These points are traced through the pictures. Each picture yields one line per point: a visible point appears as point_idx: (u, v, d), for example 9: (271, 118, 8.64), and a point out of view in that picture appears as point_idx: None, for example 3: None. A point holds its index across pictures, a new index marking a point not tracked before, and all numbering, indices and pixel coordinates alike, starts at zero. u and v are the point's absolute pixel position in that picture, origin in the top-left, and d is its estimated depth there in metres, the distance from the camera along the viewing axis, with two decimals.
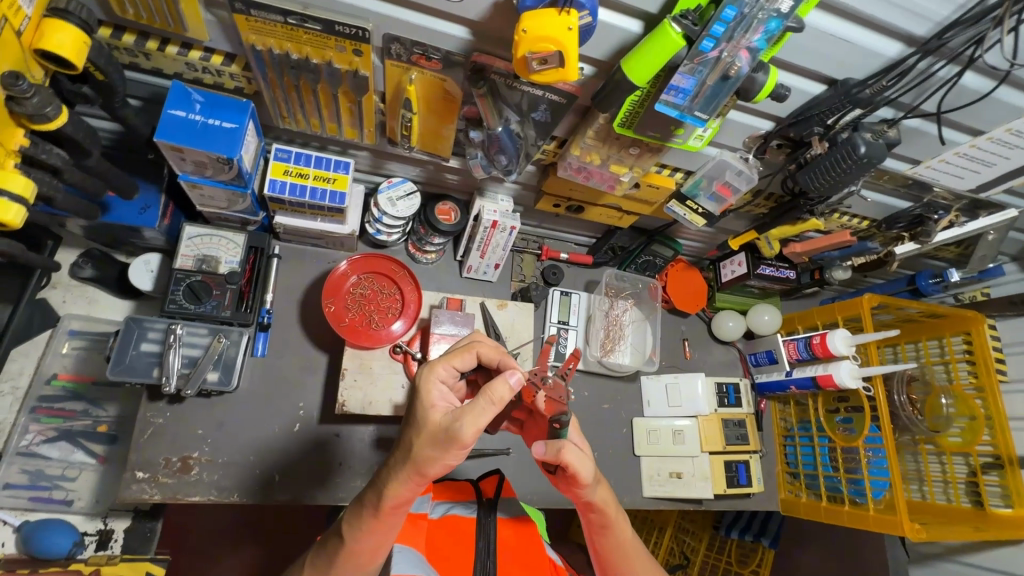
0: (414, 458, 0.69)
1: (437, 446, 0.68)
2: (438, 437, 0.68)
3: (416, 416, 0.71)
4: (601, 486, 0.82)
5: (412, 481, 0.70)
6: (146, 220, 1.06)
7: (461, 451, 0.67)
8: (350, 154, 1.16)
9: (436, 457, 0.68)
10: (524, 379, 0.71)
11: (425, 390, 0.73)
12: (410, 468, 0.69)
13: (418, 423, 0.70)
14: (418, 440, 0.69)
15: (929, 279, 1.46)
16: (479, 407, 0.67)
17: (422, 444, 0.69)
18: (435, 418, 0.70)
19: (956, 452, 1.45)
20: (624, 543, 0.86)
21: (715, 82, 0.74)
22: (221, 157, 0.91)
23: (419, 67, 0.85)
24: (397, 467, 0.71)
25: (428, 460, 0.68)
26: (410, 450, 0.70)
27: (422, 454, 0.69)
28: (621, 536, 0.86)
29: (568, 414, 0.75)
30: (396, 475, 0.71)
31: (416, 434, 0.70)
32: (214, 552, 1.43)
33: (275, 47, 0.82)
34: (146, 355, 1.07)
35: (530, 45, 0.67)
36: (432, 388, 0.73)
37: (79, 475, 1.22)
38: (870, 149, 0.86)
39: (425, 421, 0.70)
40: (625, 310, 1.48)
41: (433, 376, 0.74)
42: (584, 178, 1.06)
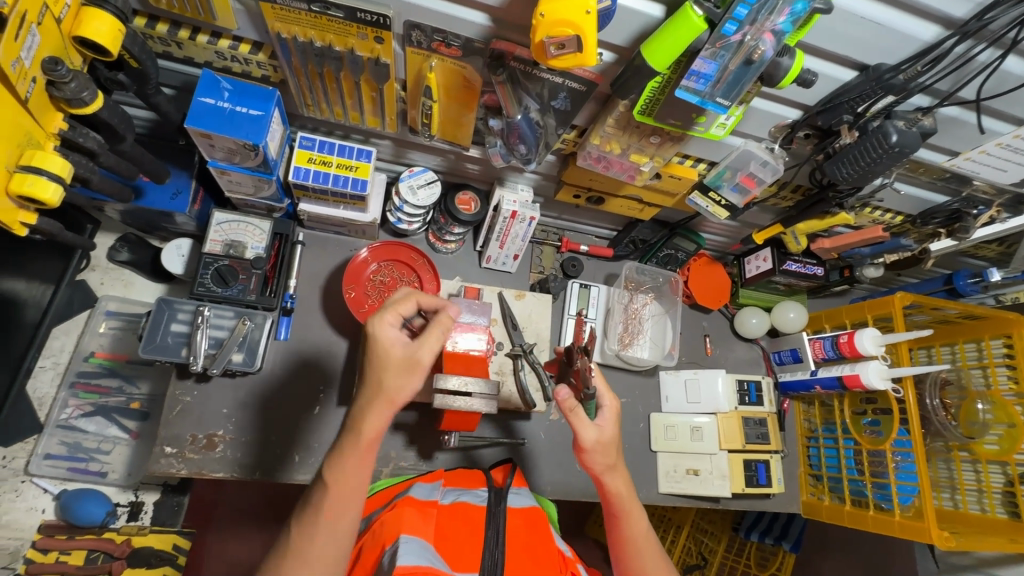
0: (385, 389, 0.76)
1: (404, 373, 0.77)
2: (402, 367, 0.76)
3: (378, 352, 0.77)
4: (616, 472, 0.88)
5: (383, 410, 0.76)
6: (177, 205, 1.10)
7: (422, 375, 0.76)
8: (373, 143, 1.18)
9: (404, 384, 0.76)
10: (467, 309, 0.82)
11: (380, 332, 0.77)
12: (382, 398, 0.76)
13: (379, 360, 0.77)
14: (381, 373, 0.76)
15: (966, 279, 1.40)
16: (432, 334, 0.78)
17: (389, 376, 0.76)
18: (396, 353, 0.77)
19: (991, 461, 1.40)
20: (635, 536, 0.89)
21: (739, 66, 0.72)
22: (247, 143, 0.93)
23: (439, 54, 0.85)
24: (365, 404, 0.77)
25: (394, 387, 0.76)
26: (378, 383, 0.76)
27: (391, 383, 0.76)
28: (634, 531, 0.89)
29: (592, 389, 0.88)
30: (370, 406, 0.76)
31: (378, 367, 0.77)
32: (234, 528, 1.48)
33: (300, 35, 0.84)
34: (175, 335, 1.11)
35: (547, 30, 0.67)
36: (387, 327, 0.78)
37: (113, 449, 1.27)
38: (903, 138, 0.83)
39: (384, 355, 0.77)
40: (645, 304, 1.47)
41: (386, 321, 0.78)
42: (603, 168, 1.04)
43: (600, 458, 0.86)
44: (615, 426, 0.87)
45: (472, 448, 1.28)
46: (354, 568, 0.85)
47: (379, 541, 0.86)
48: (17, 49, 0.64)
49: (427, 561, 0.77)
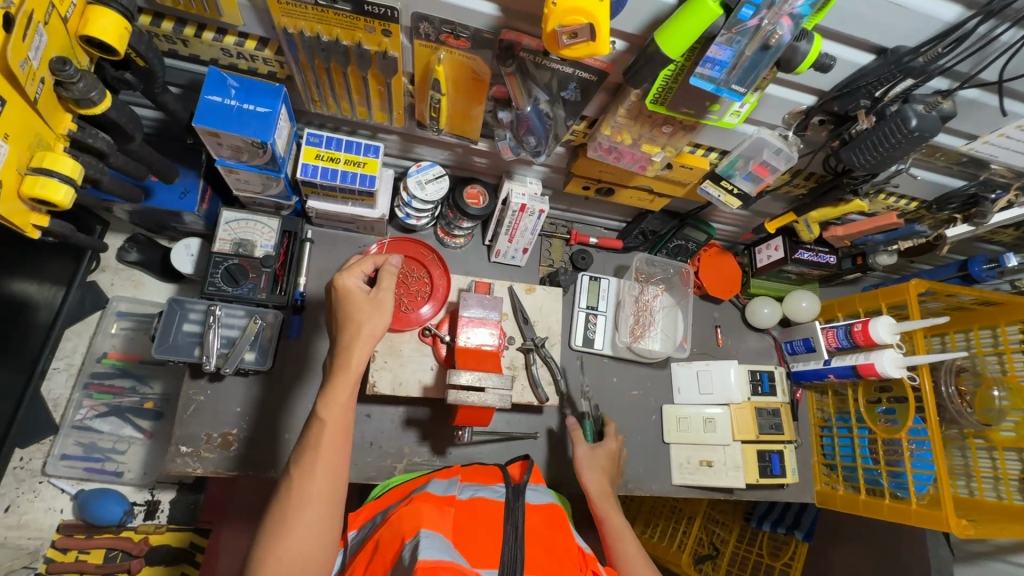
0: (363, 328, 0.84)
1: (378, 312, 0.86)
2: (376, 306, 0.87)
3: (349, 299, 0.87)
4: (597, 481, 1.17)
5: (365, 346, 0.84)
6: (186, 205, 1.10)
7: (387, 312, 0.86)
8: (380, 138, 1.17)
9: (379, 321, 0.86)
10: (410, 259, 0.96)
11: (350, 283, 0.88)
12: (362, 336, 0.84)
13: (354, 305, 0.86)
14: (354, 316, 0.85)
15: (982, 265, 1.39)
16: (388, 278, 0.91)
17: (367, 316, 0.85)
18: (368, 295, 0.87)
19: (1007, 448, 1.40)
20: (619, 533, 1.09)
21: (755, 52, 0.70)
22: (255, 141, 0.93)
23: (447, 46, 0.84)
24: (346, 345, 0.84)
25: (367, 325, 0.85)
26: (356, 326, 0.84)
27: (369, 321, 0.85)
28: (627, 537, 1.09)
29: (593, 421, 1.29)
30: (353, 344, 0.83)
31: (348, 313, 0.86)
32: None
33: (306, 30, 0.83)
34: (187, 335, 1.11)
35: (560, 19, 0.66)
36: (350, 276, 0.89)
37: (128, 449, 1.28)
38: (922, 122, 0.80)
39: (352, 302, 0.87)
40: (656, 296, 1.46)
41: (352, 272, 0.89)
42: (614, 159, 1.03)
43: (592, 474, 1.17)
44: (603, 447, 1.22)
45: (485, 443, 1.28)
46: (372, 558, 0.86)
47: (398, 533, 0.85)
48: (25, 49, 0.63)
49: (449, 556, 0.77)
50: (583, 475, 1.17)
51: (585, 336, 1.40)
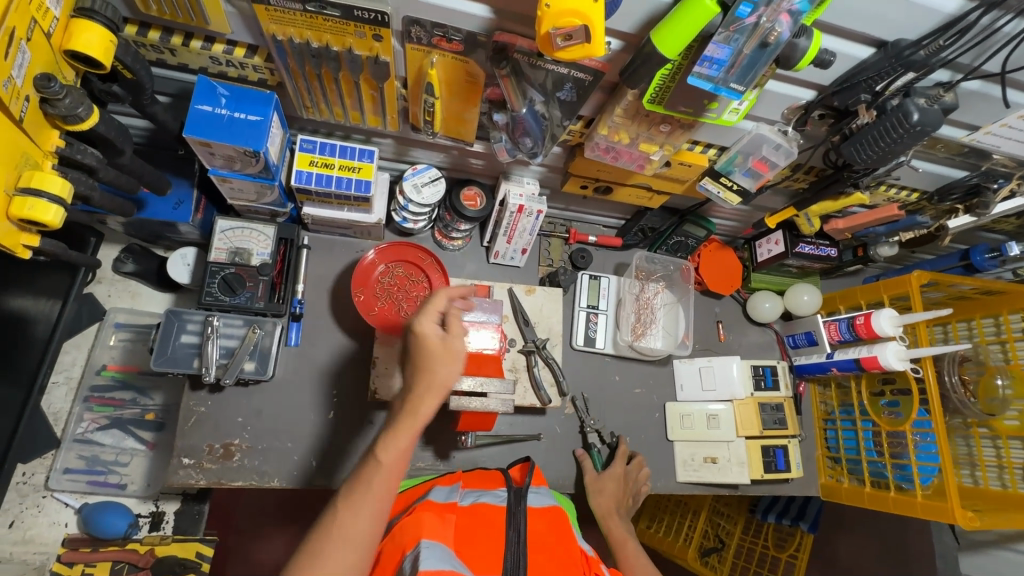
0: (435, 377, 0.79)
1: (448, 362, 0.80)
2: (446, 355, 0.80)
3: (422, 343, 0.80)
4: (603, 496, 1.23)
5: (430, 393, 0.79)
6: (180, 215, 1.08)
7: (460, 364, 0.80)
8: (374, 142, 1.16)
9: (449, 372, 0.80)
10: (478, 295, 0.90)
11: (422, 328, 0.80)
12: (429, 384, 0.79)
13: (424, 350, 0.80)
14: (427, 363, 0.80)
15: (984, 254, 1.38)
16: (459, 324, 0.83)
17: (440, 367, 0.79)
18: (442, 343, 0.80)
19: (1012, 436, 1.41)
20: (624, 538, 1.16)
21: (754, 50, 0.68)
22: (248, 150, 0.92)
23: (440, 49, 0.83)
24: (414, 390, 0.79)
25: (440, 375, 0.79)
26: (428, 373, 0.79)
27: (439, 371, 0.79)
28: (632, 544, 1.15)
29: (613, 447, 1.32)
30: (423, 393, 0.79)
31: (422, 359, 0.80)
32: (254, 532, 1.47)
33: (295, 36, 0.81)
34: (186, 346, 1.10)
35: (553, 21, 0.65)
36: (426, 320, 0.81)
37: (131, 460, 1.28)
38: (925, 116, 0.79)
39: (426, 347, 0.80)
40: (657, 293, 1.45)
41: (427, 315, 0.81)
42: (612, 158, 1.01)
43: (601, 500, 1.23)
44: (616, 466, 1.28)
45: (488, 446, 1.28)
46: (374, 571, 0.86)
47: (401, 545, 0.85)
48: (7, 68, 0.62)
49: (451, 564, 0.76)
50: (593, 501, 1.23)
51: (586, 335, 1.40)
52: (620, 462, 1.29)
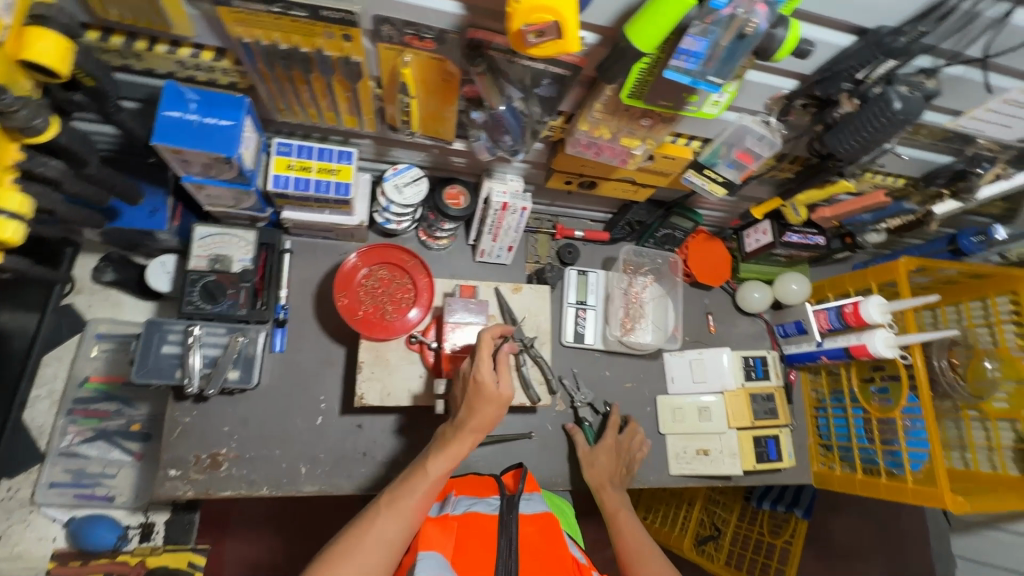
0: (484, 419, 0.94)
1: (496, 406, 0.95)
2: (498, 401, 0.94)
3: (479, 385, 0.94)
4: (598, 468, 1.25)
5: (474, 432, 0.95)
6: (155, 223, 1.06)
7: (507, 408, 0.94)
8: (353, 143, 1.14)
9: (495, 414, 0.95)
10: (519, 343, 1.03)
11: (482, 374, 0.94)
12: (476, 422, 0.94)
13: (478, 392, 0.94)
14: (480, 405, 0.94)
15: (971, 238, 1.38)
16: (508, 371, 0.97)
17: (490, 409, 0.94)
18: (495, 391, 0.94)
19: (1001, 418, 1.43)
20: (617, 512, 1.21)
21: (731, 42, 0.66)
22: (221, 157, 0.90)
23: (413, 48, 0.80)
24: (465, 423, 0.95)
25: (488, 416, 0.94)
26: (478, 414, 0.94)
27: (487, 412, 0.94)
28: (624, 515, 1.21)
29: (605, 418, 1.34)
30: (470, 428, 0.95)
31: (476, 398, 0.94)
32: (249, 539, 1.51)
33: (263, 38, 0.79)
34: (168, 357, 1.08)
35: (525, 18, 0.63)
36: (485, 368, 0.94)
37: (118, 472, 1.26)
38: (907, 104, 0.78)
39: (482, 391, 0.94)
40: (645, 287, 1.43)
41: (483, 363, 0.95)
42: (594, 154, 1.00)
43: (596, 471, 1.24)
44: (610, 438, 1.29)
45: (479, 446, 1.27)
46: None
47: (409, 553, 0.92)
48: None
49: None
50: (588, 472, 1.25)
51: (575, 331, 1.39)
52: (610, 432, 1.29)
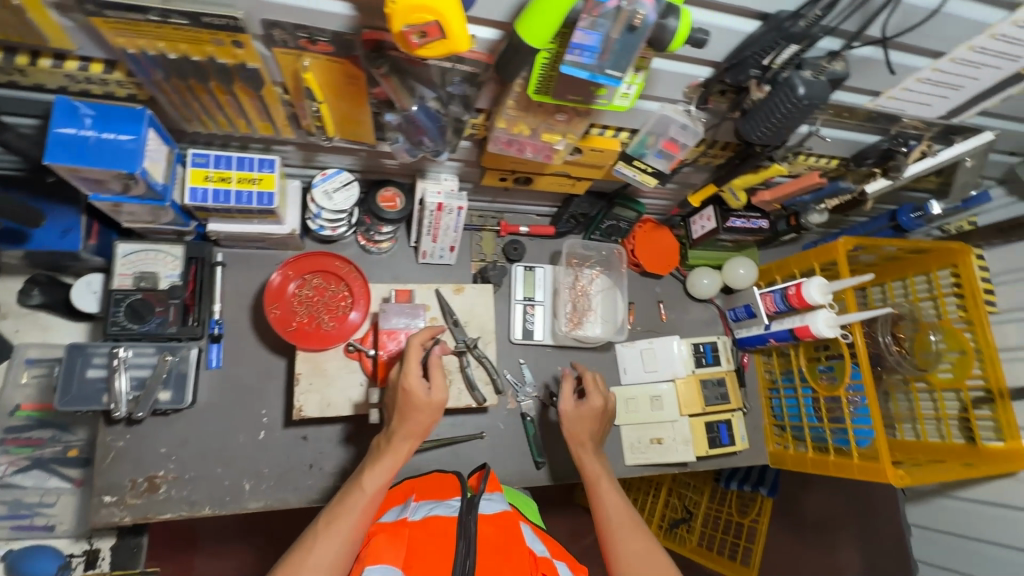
0: (416, 428, 0.97)
1: (427, 413, 0.97)
2: (430, 409, 0.97)
3: (407, 394, 0.96)
4: (581, 424, 1.18)
5: (409, 439, 0.97)
6: (69, 244, 1.03)
7: (439, 413, 0.97)
8: (275, 150, 1.10)
9: (427, 421, 0.97)
10: (446, 346, 1.04)
11: (408, 385, 0.96)
12: (408, 431, 0.97)
13: (407, 402, 0.96)
14: (409, 415, 0.96)
15: (909, 214, 1.40)
16: (438, 375, 0.99)
17: (421, 417, 0.97)
18: (424, 399, 0.96)
19: (946, 388, 1.45)
20: (597, 477, 1.10)
21: (622, 35, 0.65)
22: (124, 173, 0.86)
23: (310, 52, 0.77)
24: (397, 433, 0.97)
25: (421, 423, 0.97)
26: (409, 423, 0.97)
27: (418, 420, 0.97)
28: (606, 483, 1.08)
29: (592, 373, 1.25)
30: (403, 437, 0.97)
31: (407, 408, 0.97)
32: (215, 551, 1.57)
33: (148, 48, 0.75)
34: (93, 381, 1.04)
35: (404, 18, 0.60)
36: (413, 376, 0.97)
37: (57, 500, 1.23)
38: (811, 89, 0.77)
39: (412, 400, 0.96)
40: (591, 279, 1.43)
41: (410, 375, 0.97)
42: (517, 150, 0.98)
43: (578, 427, 1.18)
44: (596, 397, 1.20)
45: (430, 450, 1.26)
46: None
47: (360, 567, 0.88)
48: None
49: None
50: (567, 428, 1.18)
51: (524, 328, 1.39)
52: (597, 390, 1.21)
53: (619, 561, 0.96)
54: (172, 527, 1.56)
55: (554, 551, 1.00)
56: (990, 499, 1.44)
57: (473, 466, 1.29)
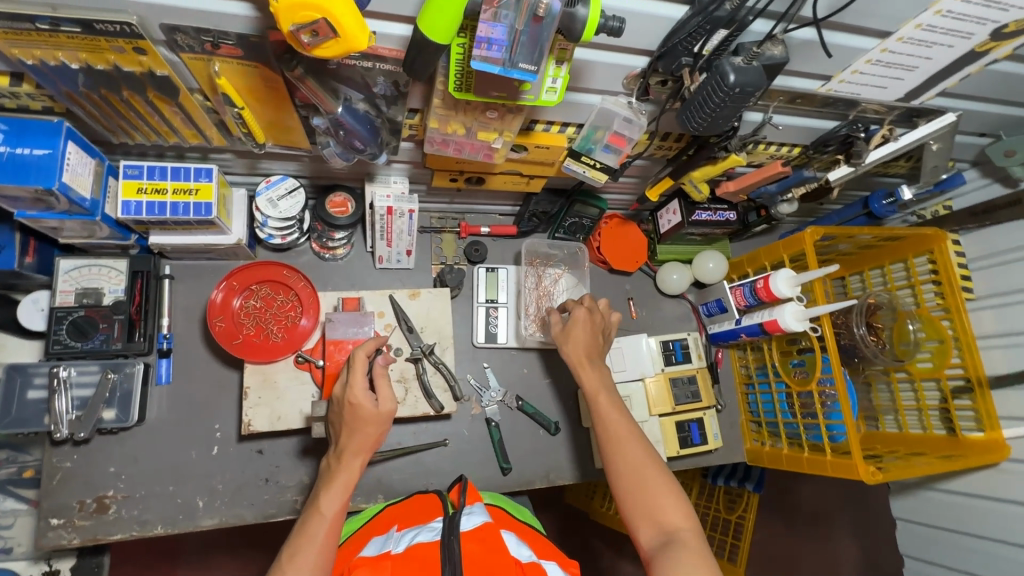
0: (365, 442, 0.92)
1: (375, 424, 0.92)
2: (376, 420, 0.92)
3: (354, 408, 0.91)
4: (574, 343, 1.10)
5: (359, 456, 0.92)
6: (3, 261, 1.00)
7: (388, 424, 0.93)
8: (213, 158, 1.07)
9: (375, 433, 0.93)
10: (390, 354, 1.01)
11: (353, 397, 0.91)
12: (357, 448, 0.91)
13: (354, 416, 0.91)
14: (358, 428, 0.91)
15: (881, 201, 1.35)
16: (384, 385, 0.95)
17: (369, 429, 0.92)
18: (371, 410, 0.92)
19: (926, 378, 1.42)
20: (596, 395, 1.03)
21: (527, 25, 0.63)
22: (42, 190, 0.84)
23: (219, 56, 0.74)
24: (345, 450, 0.92)
25: (370, 433, 0.92)
26: (357, 438, 0.91)
27: (365, 433, 0.91)
28: (606, 396, 1.03)
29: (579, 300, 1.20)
30: (353, 453, 0.91)
31: (354, 421, 0.92)
32: (192, 565, 1.56)
33: (47, 58, 0.72)
34: (34, 403, 1.04)
35: (289, 16, 0.57)
36: (358, 387, 0.92)
37: (13, 522, 1.21)
38: (742, 75, 0.73)
39: (359, 415, 0.91)
40: (556, 279, 1.40)
41: (355, 388, 0.92)
42: (455, 150, 0.95)
43: (573, 349, 1.10)
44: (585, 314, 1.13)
45: (390, 460, 1.23)
46: None
47: None
48: None
49: None
50: (565, 351, 1.11)
51: (487, 331, 1.35)
52: (577, 306, 1.15)
53: (617, 470, 0.95)
54: (148, 541, 1.55)
55: (540, 551, 0.88)
56: (972, 491, 1.39)
57: (436, 474, 1.26)
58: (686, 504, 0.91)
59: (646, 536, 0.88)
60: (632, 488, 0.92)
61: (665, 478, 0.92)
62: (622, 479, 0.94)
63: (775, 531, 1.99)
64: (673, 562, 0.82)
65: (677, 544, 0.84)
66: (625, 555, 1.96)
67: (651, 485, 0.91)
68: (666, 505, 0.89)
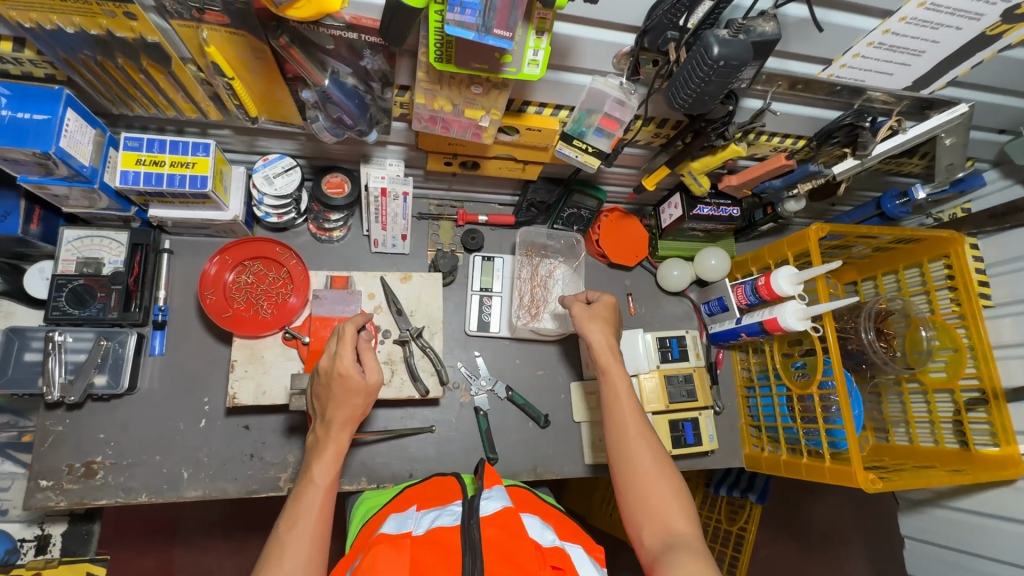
0: (351, 412, 0.91)
1: (362, 395, 0.91)
2: (362, 391, 0.91)
3: (342, 378, 0.90)
4: (595, 326, 1.08)
5: (345, 427, 0.91)
6: (7, 228, 1.04)
7: (374, 396, 0.92)
8: (212, 134, 1.09)
9: (361, 404, 0.92)
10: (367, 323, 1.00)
11: (340, 367, 0.90)
12: (343, 420, 0.91)
13: (342, 388, 0.90)
14: (345, 399, 0.90)
15: (894, 201, 1.29)
16: (370, 356, 0.95)
17: (357, 400, 0.91)
18: (359, 381, 0.91)
19: (939, 389, 1.33)
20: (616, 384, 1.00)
21: None
22: (40, 153, 0.86)
23: (207, 23, 0.75)
24: (331, 422, 0.91)
25: (358, 405, 0.91)
26: (344, 410, 0.91)
27: (351, 403, 0.91)
28: (625, 386, 1.00)
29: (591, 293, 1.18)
30: (340, 425, 0.91)
31: (341, 394, 0.90)
32: (185, 543, 1.57)
33: (43, 22, 0.75)
34: (30, 364, 1.07)
35: None
36: (345, 359, 0.91)
37: (10, 485, 1.25)
38: (727, 48, 0.71)
39: (346, 385, 0.90)
40: (552, 270, 1.38)
41: (341, 358, 0.91)
42: (443, 128, 0.94)
43: (594, 333, 1.07)
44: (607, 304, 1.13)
45: (375, 442, 1.23)
46: None
47: None
48: None
49: None
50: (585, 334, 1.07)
51: (480, 319, 1.34)
52: (603, 293, 1.15)
53: (626, 464, 0.91)
54: (143, 516, 1.57)
55: (563, 535, 0.85)
56: (987, 510, 1.31)
57: (421, 460, 1.24)
58: (691, 510, 0.88)
59: (649, 536, 0.85)
60: (640, 484, 0.89)
61: (675, 481, 0.90)
62: (631, 474, 0.90)
63: (780, 547, 1.90)
64: (673, 562, 0.79)
65: (681, 547, 0.81)
66: (622, 563, 1.91)
67: (658, 483, 0.89)
68: (673, 507, 0.86)
